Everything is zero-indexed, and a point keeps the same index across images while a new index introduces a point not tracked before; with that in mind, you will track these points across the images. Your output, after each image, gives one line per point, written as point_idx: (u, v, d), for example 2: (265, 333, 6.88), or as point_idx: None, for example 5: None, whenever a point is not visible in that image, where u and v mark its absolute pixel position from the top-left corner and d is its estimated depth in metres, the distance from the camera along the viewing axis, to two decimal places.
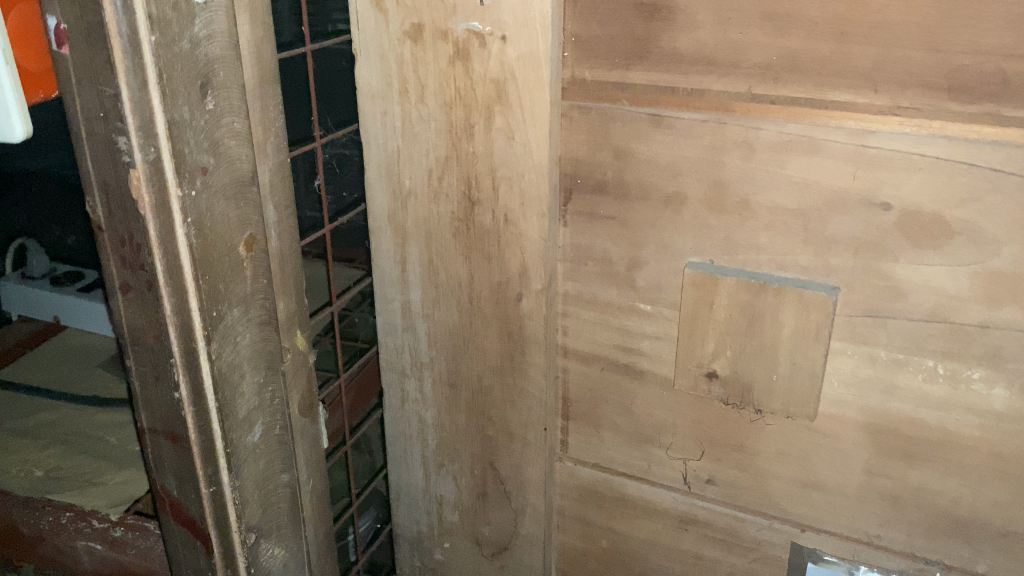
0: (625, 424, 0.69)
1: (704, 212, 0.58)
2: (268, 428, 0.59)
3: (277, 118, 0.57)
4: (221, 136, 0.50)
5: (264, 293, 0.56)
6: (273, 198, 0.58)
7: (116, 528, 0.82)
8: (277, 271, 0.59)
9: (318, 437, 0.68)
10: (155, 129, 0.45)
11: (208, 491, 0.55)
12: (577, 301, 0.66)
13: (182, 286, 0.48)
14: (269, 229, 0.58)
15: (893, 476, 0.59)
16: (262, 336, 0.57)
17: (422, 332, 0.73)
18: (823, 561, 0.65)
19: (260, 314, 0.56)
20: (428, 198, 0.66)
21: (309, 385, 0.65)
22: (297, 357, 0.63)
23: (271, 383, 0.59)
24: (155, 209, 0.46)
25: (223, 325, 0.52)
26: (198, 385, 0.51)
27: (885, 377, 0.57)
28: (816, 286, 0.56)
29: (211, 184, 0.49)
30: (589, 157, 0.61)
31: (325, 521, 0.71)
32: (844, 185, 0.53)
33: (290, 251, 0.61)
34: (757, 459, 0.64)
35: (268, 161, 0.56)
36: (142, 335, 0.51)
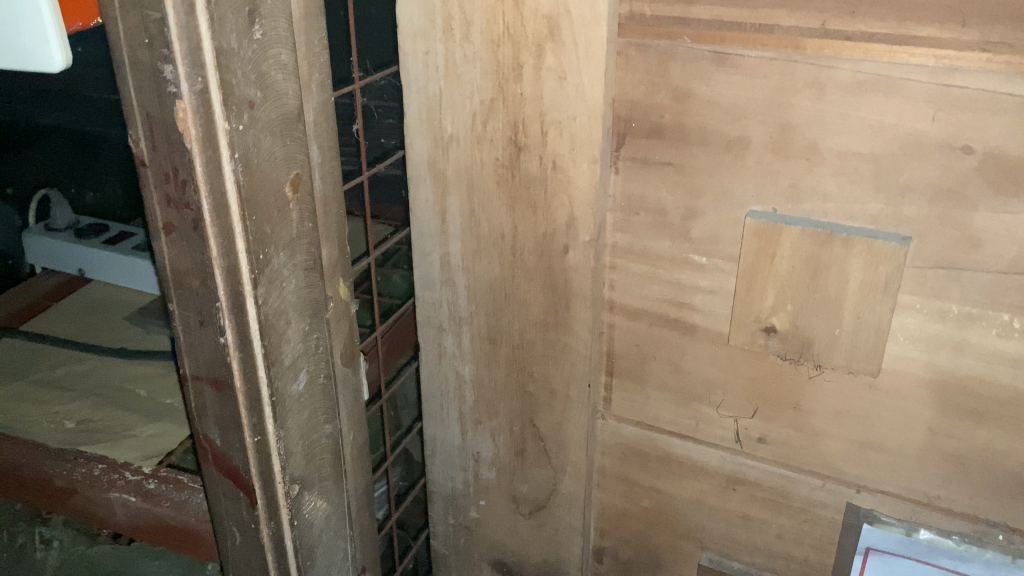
0: (673, 382, 0.66)
1: (769, 158, 0.56)
2: (313, 376, 0.57)
3: (321, 55, 0.54)
4: (268, 69, 0.47)
5: (309, 237, 0.54)
6: (317, 138, 0.55)
7: (150, 480, 0.80)
8: (321, 217, 0.57)
9: (358, 389, 0.66)
10: (202, 57, 0.42)
11: (253, 441, 0.53)
12: (626, 254, 0.64)
13: (228, 226, 0.46)
14: (314, 171, 0.55)
15: (958, 435, 0.57)
16: (307, 283, 0.55)
17: (461, 286, 0.70)
18: (878, 522, 0.63)
19: (305, 260, 0.54)
20: (473, 143, 0.63)
21: (350, 334, 0.63)
22: (339, 305, 0.61)
23: (315, 332, 0.57)
24: (201, 143, 0.44)
25: (269, 268, 0.50)
26: (245, 330, 0.49)
27: (954, 332, 0.54)
28: (886, 237, 0.54)
29: (258, 120, 0.47)
30: (646, 100, 0.58)
31: (364, 475, 0.70)
32: (922, 129, 0.51)
33: (333, 195, 0.58)
34: (812, 417, 0.62)
35: (313, 99, 0.54)
36: (187, 278, 0.49)
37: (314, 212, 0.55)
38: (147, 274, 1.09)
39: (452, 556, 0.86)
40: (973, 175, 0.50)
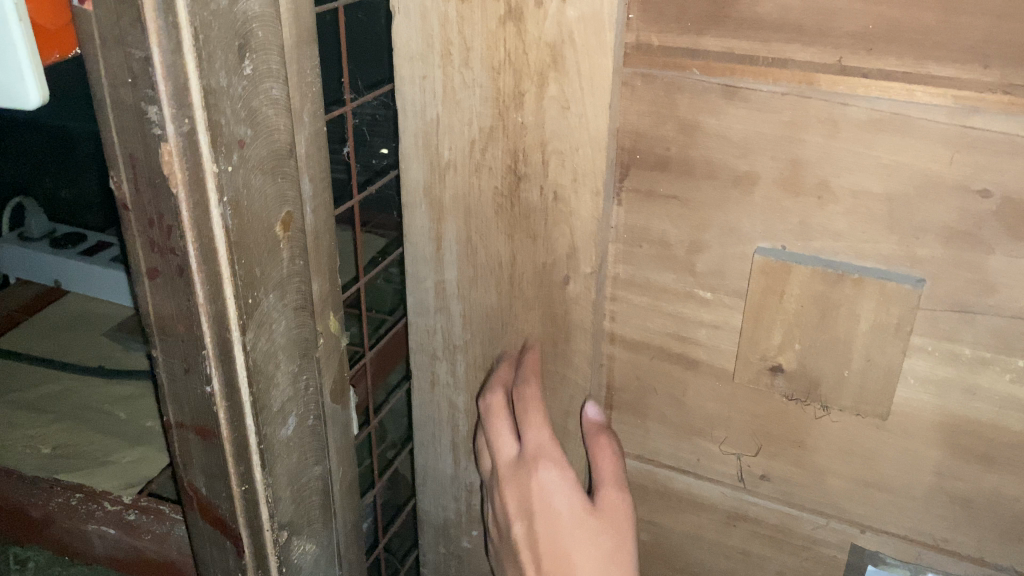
0: (674, 417, 0.65)
1: (779, 194, 0.54)
2: (302, 418, 0.55)
3: (313, 83, 0.51)
4: (259, 104, 0.45)
5: (301, 275, 0.52)
6: (309, 170, 0.53)
7: (131, 510, 0.78)
8: (312, 251, 0.55)
9: (348, 424, 0.64)
10: (190, 97, 0.39)
11: (241, 489, 0.51)
12: (628, 286, 0.62)
13: (216, 272, 0.44)
14: (305, 205, 0.53)
15: (967, 478, 0.56)
16: (296, 323, 0.52)
17: (457, 314, 0.68)
18: (884, 564, 0.61)
19: (295, 299, 0.52)
20: (470, 171, 0.61)
21: (340, 369, 0.61)
22: (330, 341, 0.59)
23: (305, 373, 0.54)
24: (188, 187, 0.41)
25: (258, 312, 0.48)
26: (233, 377, 0.47)
27: (966, 376, 0.53)
28: (898, 279, 0.52)
29: (247, 158, 0.44)
30: (651, 131, 0.56)
31: (353, 511, 0.68)
32: (938, 170, 0.49)
33: (324, 228, 0.56)
34: (817, 456, 0.60)
35: (305, 130, 0.51)
36: (172, 323, 0.46)
37: (306, 247, 0.53)
38: (126, 287, 1.06)
39: None
40: (991, 219, 0.49)
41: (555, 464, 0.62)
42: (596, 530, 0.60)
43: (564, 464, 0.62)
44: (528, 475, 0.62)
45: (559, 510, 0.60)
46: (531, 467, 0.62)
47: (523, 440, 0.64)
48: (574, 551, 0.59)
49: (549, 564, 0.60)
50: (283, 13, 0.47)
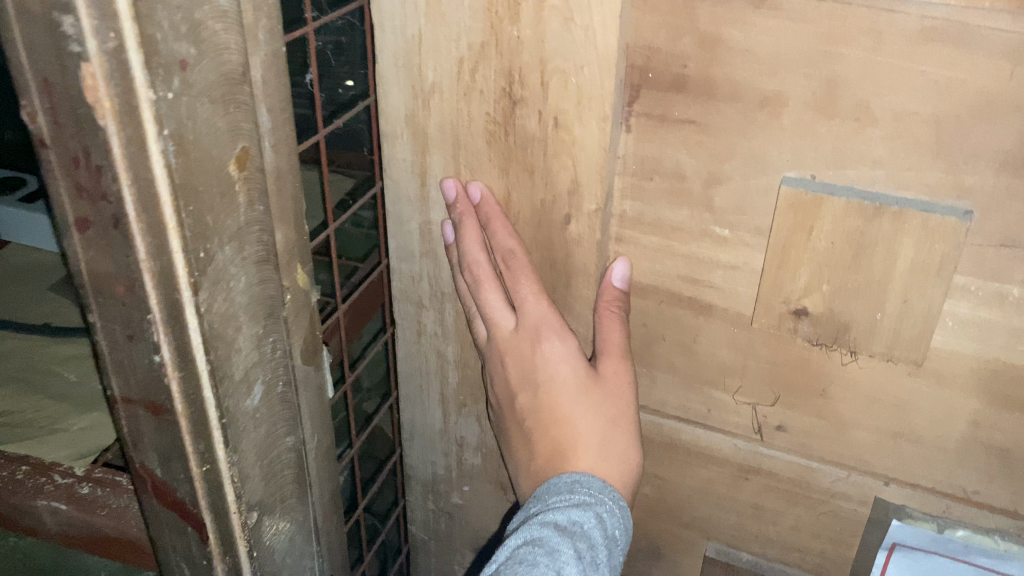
0: (684, 366, 0.60)
1: (810, 118, 0.48)
2: (270, 385, 0.49)
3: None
4: (204, 17, 0.37)
5: (261, 223, 0.45)
6: (266, 99, 0.46)
7: (83, 483, 0.72)
8: (273, 194, 0.48)
9: (321, 386, 0.58)
10: (115, 5, 0.31)
11: (202, 470, 0.45)
12: (635, 225, 0.56)
13: (158, 222, 0.37)
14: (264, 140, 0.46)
15: (1005, 428, 0.52)
16: (259, 279, 0.46)
17: (444, 258, 0.62)
18: (909, 519, 0.57)
19: (256, 251, 0.45)
20: (458, 95, 0.54)
21: (311, 326, 0.55)
22: (298, 295, 0.53)
23: (272, 333, 0.48)
24: (119, 118, 0.33)
25: (213, 268, 0.41)
26: (186, 345, 0.40)
27: (1012, 319, 0.48)
28: (945, 212, 0.46)
29: (192, 83, 0.37)
30: (666, 46, 0.49)
31: (328, 478, 0.63)
32: (998, 88, 0.43)
33: (287, 167, 0.49)
34: (840, 406, 0.55)
35: (261, 52, 0.44)
36: (109, 285, 0.39)
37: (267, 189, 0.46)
38: None
39: (432, 541, 0.79)
40: None
41: (555, 335, 0.56)
42: (600, 400, 0.56)
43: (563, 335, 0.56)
44: (529, 347, 0.57)
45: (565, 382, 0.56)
46: (532, 341, 0.57)
47: (518, 310, 0.57)
48: (576, 422, 0.56)
49: (553, 433, 0.57)
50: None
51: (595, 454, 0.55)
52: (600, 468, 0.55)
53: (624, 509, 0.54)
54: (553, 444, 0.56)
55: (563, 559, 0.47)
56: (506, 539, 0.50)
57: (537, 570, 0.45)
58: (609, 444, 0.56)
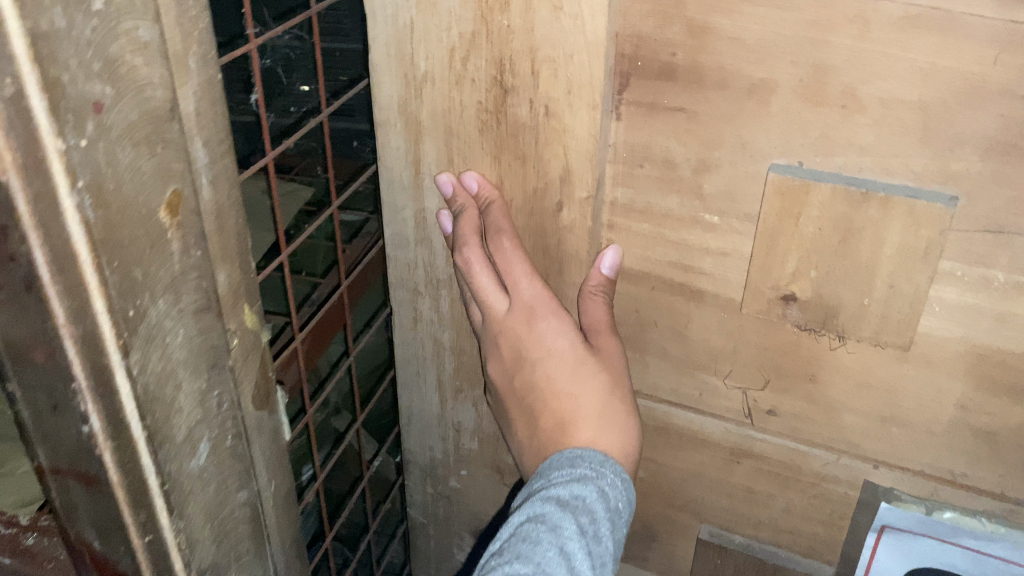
0: (675, 351, 0.60)
1: (798, 104, 0.48)
2: (215, 438, 0.48)
3: (200, 16, 0.40)
4: (119, 52, 0.34)
5: (199, 271, 0.43)
6: (201, 132, 0.42)
7: (29, 534, 0.69)
8: (212, 234, 0.45)
9: (276, 429, 0.56)
10: (11, 48, 0.28)
11: (144, 540, 0.43)
12: (627, 212, 0.56)
13: (78, 286, 0.34)
14: (199, 174, 0.42)
15: (993, 411, 0.52)
16: (199, 329, 0.44)
17: (439, 246, 0.62)
18: (898, 501, 0.58)
19: (194, 300, 0.43)
20: (450, 84, 0.55)
21: (262, 368, 0.52)
22: (247, 338, 0.50)
23: (217, 386, 0.47)
24: (24, 172, 0.30)
25: (146, 327, 0.39)
26: (117, 412, 0.38)
27: (998, 302, 0.49)
28: (930, 199, 0.47)
29: (109, 126, 0.34)
30: (655, 34, 0.49)
31: (288, 525, 0.61)
32: (983, 73, 0.43)
33: (227, 203, 0.46)
34: (831, 390, 0.56)
35: (192, 83, 0.40)
36: (26, 351, 0.36)
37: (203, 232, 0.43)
38: None
39: (431, 525, 0.81)
40: None
41: (550, 315, 0.57)
42: (597, 372, 0.57)
43: (559, 314, 0.57)
44: (524, 326, 0.57)
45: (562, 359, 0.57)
46: (528, 321, 0.57)
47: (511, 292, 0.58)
48: (574, 395, 0.57)
49: (552, 407, 0.57)
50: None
51: (595, 425, 0.56)
52: (601, 439, 0.55)
53: (627, 480, 0.55)
54: (553, 416, 0.57)
55: (565, 535, 0.48)
56: (511, 515, 0.51)
57: (540, 548, 0.47)
58: (608, 416, 0.56)
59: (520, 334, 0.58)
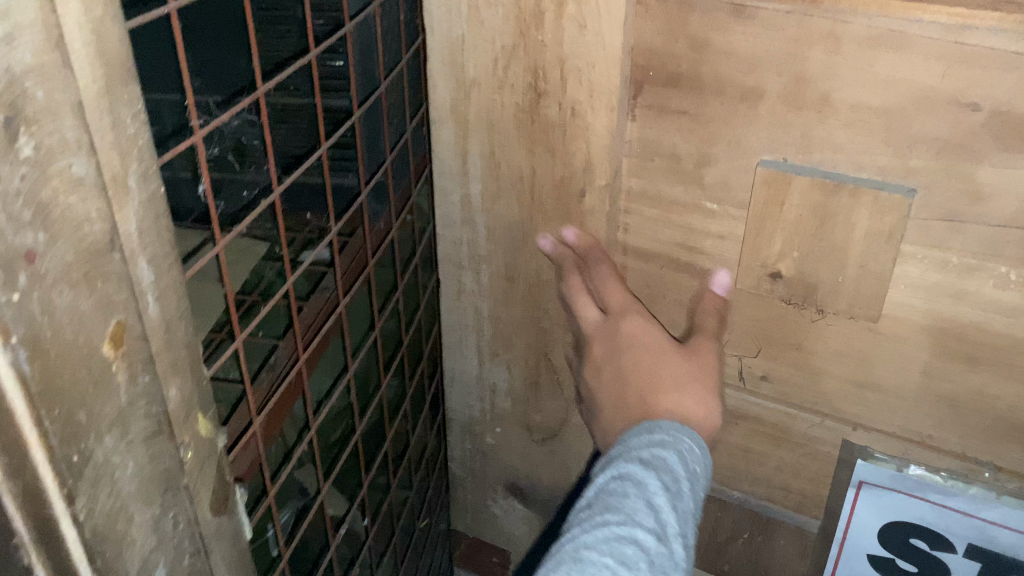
0: (682, 321, 0.69)
1: (782, 108, 0.57)
2: (172, 566, 0.39)
3: (139, 132, 0.33)
4: (53, 193, 0.28)
5: (150, 394, 0.35)
6: (148, 249, 0.35)
7: None
8: (159, 356, 0.37)
9: (235, 532, 0.47)
10: None
11: None
12: (641, 198, 0.66)
13: (14, 441, 0.28)
14: (143, 294, 0.35)
15: (953, 378, 0.60)
16: (150, 456, 0.36)
17: (481, 226, 0.73)
18: (873, 458, 0.66)
19: (144, 428, 0.35)
20: (493, 87, 0.65)
21: (219, 471, 0.44)
22: (202, 444, 0.42)
23: (171, 508, 0.38)
24: None
25: (94, 467, 0.32)
26: (64, 563, 0.31)
27: (954, 281, 0.57)
28: (894, 190, 0.55)
29: (46, 275, 0.28)
30: (664, 48, 0.59)
31: None
32: (932, 84, 0.52)
33: (178, 312, 0.38)
34: (815, 357, 0.64)
35: (128, 203, 0.33)
36: None
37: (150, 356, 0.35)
38: None
39: (468, 478, 0.91)
40: (982, 131, 0.51)
41: (637, 316, 0.66)
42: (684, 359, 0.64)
43: (645, 319, 0.66)
44: (613, 329, 0.67)
45: (643, 344, 0.65)
46: (617, 325, 0.67)
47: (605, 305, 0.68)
48: (662, 374, 0.63)
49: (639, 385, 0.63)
50: (74, 47, 0.28)
51: (676, 393, 0.62)
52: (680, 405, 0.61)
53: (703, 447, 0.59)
54: (633, 395, 0.63)
55: (649, 489, 0.53)
56: (595, 477, 0.56)
57: (628, 498, 0.52)
58: (687, 390, 0.62)
59: (610, 336, 0.67)
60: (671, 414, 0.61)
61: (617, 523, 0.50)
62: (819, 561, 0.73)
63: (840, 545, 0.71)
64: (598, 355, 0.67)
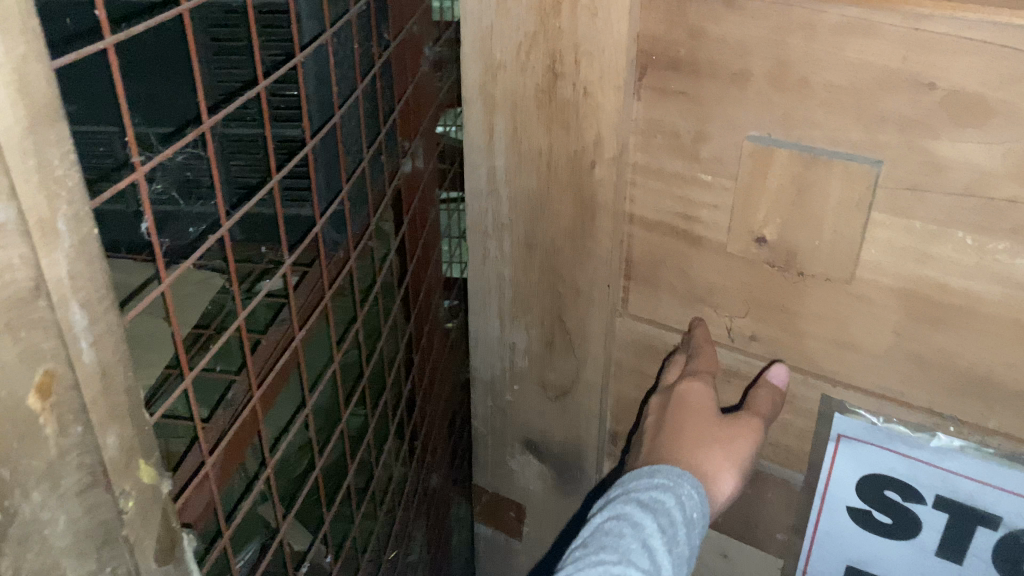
0: (681, 287, 0.77)
1: (767, 89, 0.64)
2: None
3: (68, 175, 0.35)
4: None
5: (82, 445, 0.39)
6: (78, 292, 0.37)
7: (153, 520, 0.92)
8: (91, 408, 0.39)
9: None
10: None
11: None
12: (645, 172, 0.74)
13: None
14: (79, 336, 0.38)
15: (922, 339, 0.66)
16: (84, 509, 0.40)
17: (504, 197, 0.81)
18: (849, 412, 0.72)
19: (77, 480, 0.39)
20: (517, 70, 0.74)
21: (165, 521, 0.47)
22: (147, 497, 0.45)
23: (109, 562, 0.42)
24: None
25: (23, 527, 0.36)
26: None
27: (919, 246, 0.63)
28: (863, 161, 0.62)
29: None
30: (665, 36, 0.67)
31: None
32: (896, 66, 0.58)
33: (117, 357, 0.41)
34: (798, 319, 0.71)
35: (59, 252, 0.35)
36: None
37: (82, 402, 0.38)
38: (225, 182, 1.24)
39: (489, 435, 0.99)
40: (939, 109, 0.58)
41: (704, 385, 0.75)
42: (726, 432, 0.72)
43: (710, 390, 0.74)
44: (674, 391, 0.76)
45: (693, 405, 0.73)
46: (679, 387, 0.75)
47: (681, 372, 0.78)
48: (695, 433, 0.71)
49: (667, 434, 0.72)
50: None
51: (710, 450, 0.70)
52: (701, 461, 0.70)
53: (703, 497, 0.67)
54: (662, 445, 0.71)
55: (646, 530, 0.60)
56: (601, 512, 0.65)
57: (624, 539, 0.59)
58: (716, 453, 0.71)
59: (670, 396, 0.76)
60: (681, 463, 0.69)
61: (612, 561, 0.57)
62: (804, 511, 0.79)
63: (822, 497, 0.77)
64: (654, 406, 0.77)
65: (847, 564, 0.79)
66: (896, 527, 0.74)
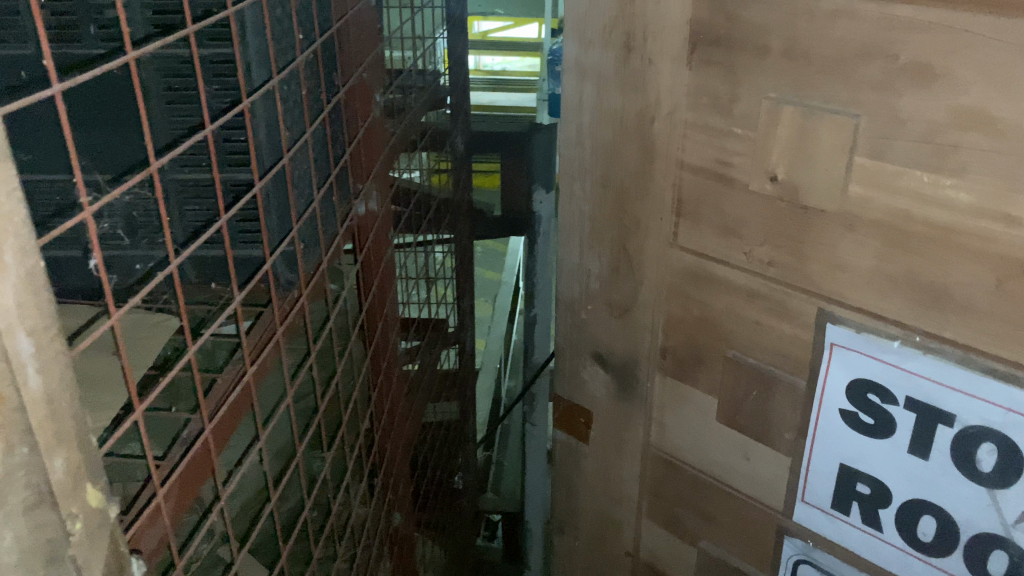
0: (716, 222, 0.97)
1: (780, 60, 0.84)
2: None
3: (16, 215, 0.40)
4: None
5: (32, 466, 0.43)
6: (26, 322, 0.42)
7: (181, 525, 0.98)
8: (44, 425, 0.44)
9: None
10: None
11: None
12: (692, 127, 0.95)
13: None
14: (24, 365, 0.42)
15: (894, 260, 0.83)
16: (33, 525, 0.44)
17: (587, 145, 1.06)
18: (840, 323, 0.90)
19: (25, 497, 0.43)
20: (602, 46, 0.99)
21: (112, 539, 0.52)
22: (93, 519, 0.50)
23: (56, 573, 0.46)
24: None
25: None
26: None
27: (890, 182, 0.81)
28: (847, 114, 0.81)
29: None
30: (709, 20, 0.89)
31: None
32: (871, 40, 0.77)
33: (61, 388, 0.45)
34: (802, 246, 0.90)
35: (11, 285, 0.40)
36: None
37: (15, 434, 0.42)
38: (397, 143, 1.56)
39: (566, 349, 1.22)
40: (901, 73, 0.76)
41: None
42: None
43: None
44: None
45: None
46: None
47: None
48: None
49: None
50: None
51: None
52: None
53: None
54: None
55: None
56: None
57: None
58: None
59: None
60: None
61: None
62: (806, 412, 0.97)
63: (820, 399, 0.95)
64: None
65: (840, 463, 0.96)
66: (876, 427, 0.91)
